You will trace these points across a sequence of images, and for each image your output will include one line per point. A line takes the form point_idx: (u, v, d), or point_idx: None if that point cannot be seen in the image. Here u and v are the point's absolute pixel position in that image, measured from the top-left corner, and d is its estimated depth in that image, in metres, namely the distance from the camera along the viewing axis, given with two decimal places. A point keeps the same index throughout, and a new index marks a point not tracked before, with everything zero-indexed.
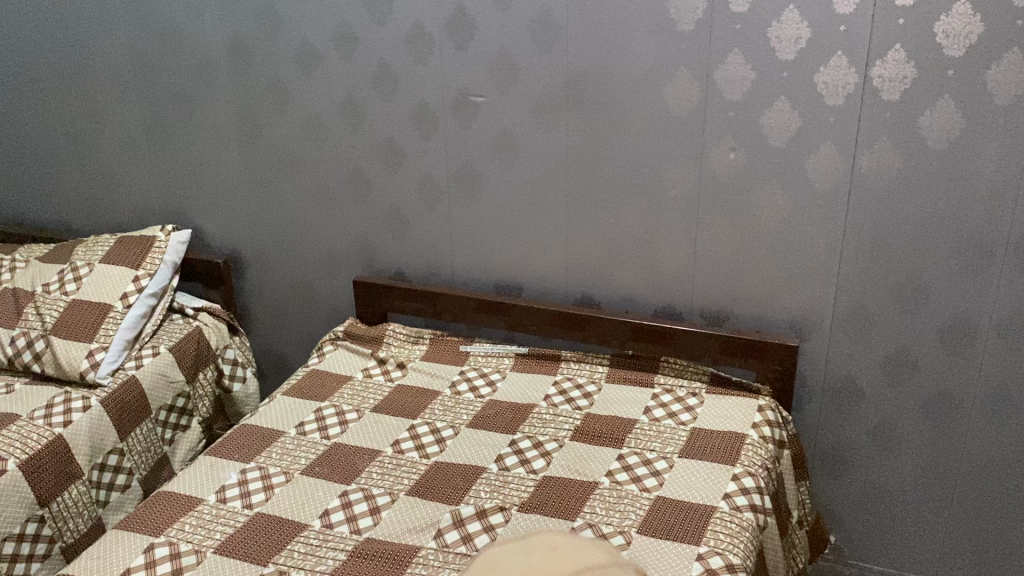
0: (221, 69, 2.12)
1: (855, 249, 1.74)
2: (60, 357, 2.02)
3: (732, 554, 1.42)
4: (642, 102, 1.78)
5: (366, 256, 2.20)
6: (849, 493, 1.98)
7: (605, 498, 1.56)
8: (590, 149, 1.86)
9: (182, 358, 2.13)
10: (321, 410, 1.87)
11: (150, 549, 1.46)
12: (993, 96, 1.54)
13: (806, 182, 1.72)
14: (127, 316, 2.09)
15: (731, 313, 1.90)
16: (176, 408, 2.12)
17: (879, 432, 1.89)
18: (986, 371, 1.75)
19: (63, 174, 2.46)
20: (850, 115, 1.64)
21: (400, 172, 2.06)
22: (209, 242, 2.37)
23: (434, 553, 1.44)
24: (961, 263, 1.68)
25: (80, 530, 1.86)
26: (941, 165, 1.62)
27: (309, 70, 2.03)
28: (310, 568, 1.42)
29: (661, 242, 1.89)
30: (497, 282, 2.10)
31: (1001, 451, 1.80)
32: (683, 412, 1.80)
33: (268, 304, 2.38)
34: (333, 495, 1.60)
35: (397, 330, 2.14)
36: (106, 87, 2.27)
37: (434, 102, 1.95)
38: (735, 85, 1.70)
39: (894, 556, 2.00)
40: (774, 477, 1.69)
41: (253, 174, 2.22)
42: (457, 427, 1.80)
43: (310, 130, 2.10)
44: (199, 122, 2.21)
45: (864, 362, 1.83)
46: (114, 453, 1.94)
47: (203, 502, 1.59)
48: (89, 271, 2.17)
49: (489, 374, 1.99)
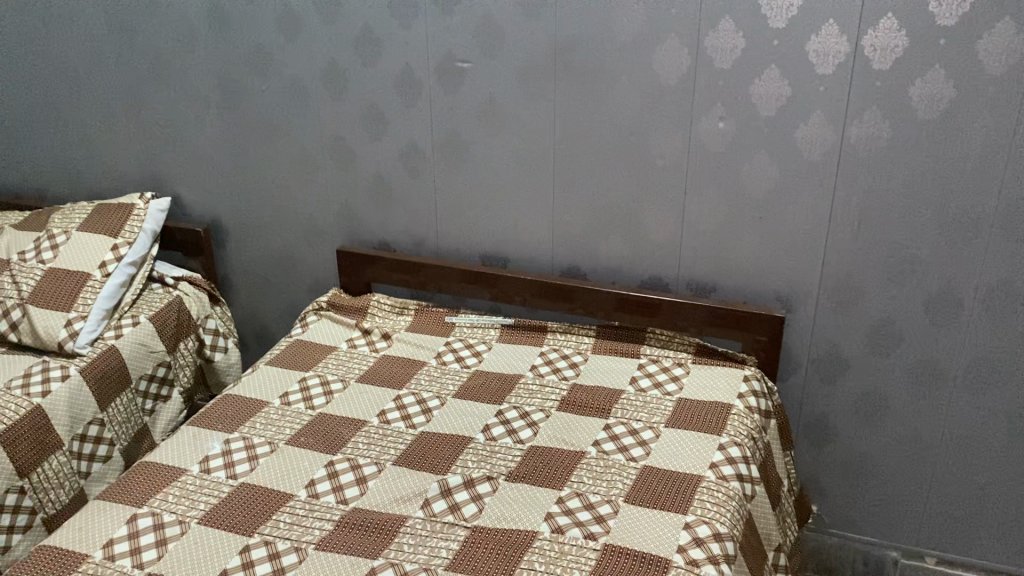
0: (200, 33, 2.07)
1: (843, 220, 1.74)
2: (37, 327, 1.98)
3: (720, 523, 1.42)
4: (631, 69, 1.75)
5: (349, 226, 2.17)
6: (832, 463, 1.99)
7: (591, 468, 1.56)
8: (577, 117, 1.84)
9: (162, 328, 2.10)
10: (306, 379, 1.86)
11: (133, 520, 1.44)
12: (984, 66, 1.54)
13: (795, 153, 1.71)
14: (105, 285, 2.05)
15: (717, 284, 1.90)
16: (156, 377, 2.09)
17: (863, 403, 1.90)
18: (969, 342, 1.76)
19: (37, 139, 2.39)
20: (841, 84, 1.63)
21: (384, 140, 2.03)
22: (189, 210, 2.33)
23: (422, 523, 1.44)
24: (947, 235, 1.68)
25: (61, 501, 1.84)
26: (931, 135, 1.61)
27: (291, 35, 1.99)
28: (296, 539, 1.41)
29: (648, 213, 1.88)
30: (483, 252, 2.08)
31: (982, 421, 1.82)
32: (669, 382, 1.80)
33: (249, 275, 2.35)
34: (319, 465, 1.59)
35: (382, 302, 2.11)
36: (80, 51, 2.21)
37: (418, 67, 1.92)
38: (725, 54, 1.68)
39: (875, 526, 2.03)
40: (760, 447, 1.70)
41: (234, 140, 2.17)
42: (443, 397, 1.79)
43: (292, 96, 2.06)
44: (177, 87, 2.16)
45: (850, 333, 1.84)
46: (94, 423, 1.92)
47: (187, 473, 1.57)
48: (66, 239, 2.13)
49: (475, 345, 1.97)
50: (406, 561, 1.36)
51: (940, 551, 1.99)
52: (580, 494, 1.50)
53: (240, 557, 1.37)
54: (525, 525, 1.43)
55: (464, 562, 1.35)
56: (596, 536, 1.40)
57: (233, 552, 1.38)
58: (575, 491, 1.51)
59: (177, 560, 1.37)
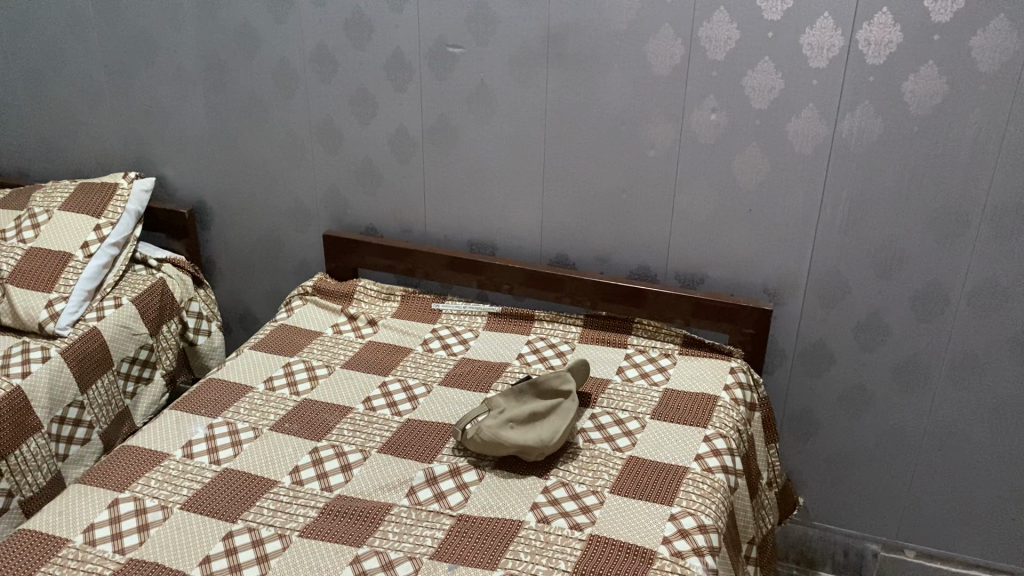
0: (187, 11, 2.04)
1: (832, 214, 1.74)
2: (17, 307, 1.95)
3: (705, 515, 1.43)
4: (624, 58, 1.74)
5: (336, 210, 2.15)
6: (816, 456, 2.00)
7: (578, 458, 1.56)
8: (569, 105, 1.83)
9: (145, 310, 2.07)
10: (290, 365, 1.84)
11: (114, 505, 1.43)
12: (978, 63, 1.54)
13: (786, 146, 1.71)
14: (87, 266, 2.03)
15: (705, 276, 1.90)
16: (139, 360, 2.06)
17: (848, 397, 1.91)
18: (954, 337, 1.77)
19: (18, 116, 2.35)
20: (834, 78, 1.63)
21: (373, 124, 2.01)
22: (173, 191, 2.30)
23: (407, 511, 1.44)
24: (936, 231, 1.69)
25: (39, 484, 1.82)
26: (922, 131, 1.62)
27: (280, 16, 1.96)
28: (280, 526, 1.40)
29: (638, 203, 1.87)
30: (471, 239, 2.07)
31: (964, 416, 1.84)
32: (656, 373, 1.80)
33: (233, 257, 2.33)
34: (304, 451, 1.58)
35: (368, 287, 2.10)
36: (63, 27, 2.17)
37: (409, 51, 1.89)
38: (719, 45, 1.67)
39: (858, 518, 2.04)
40: (744, 439, 1.70)
41: (219, 122, 2.15)
42: (429, 385, 1.78)
43: (280, 77, 2.03)
44: (163, 66, 2.12)
45: (837, 326, 1.85)
46: (74, 405, 1.89)
47: (170, 457, 1.55)
48: (48, 218, 2.10)
49: (462, 333, 1.97)
50: (391, 549, 1.35)
51: (920, 545, 2.01)
52: (566, 484, 1.50)
53: (224, 543, 1.36)
54: (511, 514, 1.43)
55: (449, 552, 1.35)
56: (582, 526, 1.40)
57: (215, 538, 1.37)
58: (561, 480, 1.51)
59: (159, 547, 1.35)
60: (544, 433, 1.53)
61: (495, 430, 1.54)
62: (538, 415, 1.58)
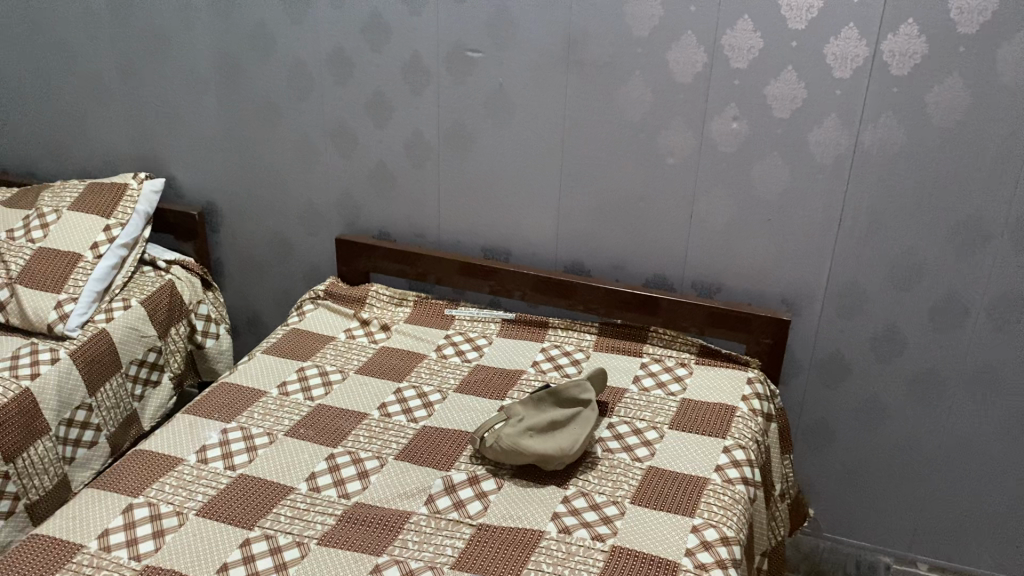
0: (202, 11, 2.02)
1: (852, 225, 1.73)
2: (26, 308, 1.93)
3: (727, 527, 1.41)
4: (646, 66, 1.73)
5: (349, 213, 2.13)
6: (830, 467, 1.99)
7: (597, 467, 1.55)
8: (588, 111, 1.81)
9: (154, 313, 2.05)
10: (304, 369, 1.82)
11: (129, 510, 1.40)
12: (1002, 75, 1.54)
13: (808, 156, 1.70)
14: (97, 267, 2.01)
15: (721, 285, 1.89)
16: (147, 362, 2.04)
17: (863, 408, 1.90)
18: (971, 350, 1.77)
19: (26, 115, 2.33)
20: (858, 88, 1.62)
21: (389, 128, 1.99)
22: (183, 192, 2.27)
23: (426, 519, 1.42)
24: (956, 244, 1.68)
25: (45, 487, 1.79)
26: (944, 142, 1.61)
27: (296, 17, 1.95)
28: (298, 533, 1.38)
29: (656, 211, 1.86)
30: (485, 245, 2.05)
31: (980, 428, 1.83)
32: (673, 382, 1.78)
33: (243, 260, 2.31)
34: (320, 458, 1.56)
35: (380, 292, 2.09)
36: (76, 26, 2.15)
37: (427, 55, 1.88)
38: (742, 53, 1.66)
39: (870, 530, 2.03)
40: (762, 450, 1.69)
41: (232, 123, 2.13)
42: (445, 392, 1.77)
43: (295, 79, 2.02)
44: (176, 67, 2.11)
45: (853, 338, 1.84)
46: (82, 408, 1.87)
47: (184, 462, 1.53)
48: (57, 218, 2.08)
49: (476, 340, 1.95)
50: (411, 558, 1.34)
51: (932, 558, 2.01)
52: (586, 494, 1.48)
53: (241, 551, 1.34)
54: (531, 523, 1.41)
55: (469, 561, 1.33)
56: (604, 537, 1.38)
57: (232, 546, 1.35)
58: (581, 490, 1.49)
59: (176, 553, 1.33)
60: (565, 443, 1.52)
61: (513, 438, 1.52)
62: (558, 423, 1.57)
